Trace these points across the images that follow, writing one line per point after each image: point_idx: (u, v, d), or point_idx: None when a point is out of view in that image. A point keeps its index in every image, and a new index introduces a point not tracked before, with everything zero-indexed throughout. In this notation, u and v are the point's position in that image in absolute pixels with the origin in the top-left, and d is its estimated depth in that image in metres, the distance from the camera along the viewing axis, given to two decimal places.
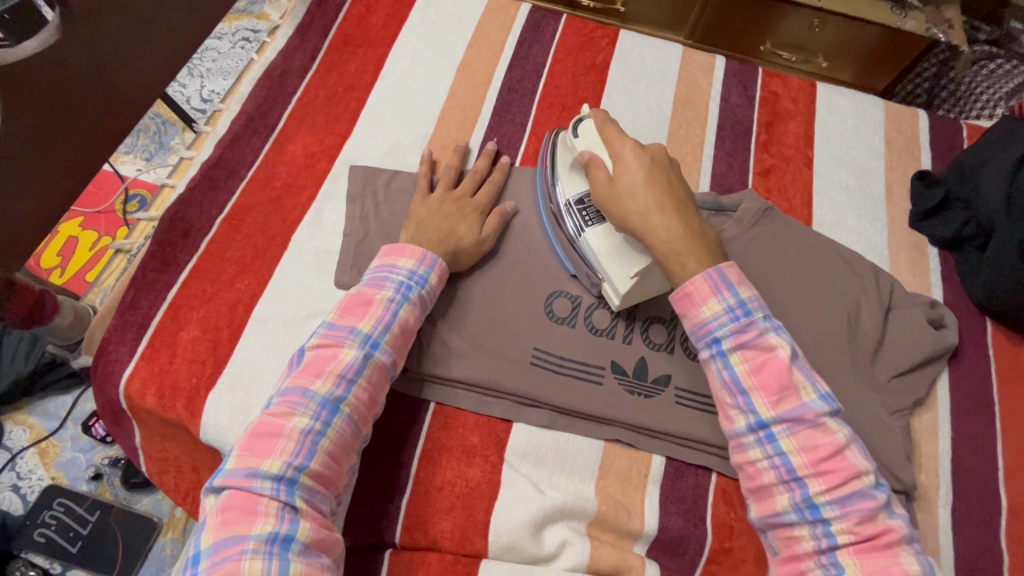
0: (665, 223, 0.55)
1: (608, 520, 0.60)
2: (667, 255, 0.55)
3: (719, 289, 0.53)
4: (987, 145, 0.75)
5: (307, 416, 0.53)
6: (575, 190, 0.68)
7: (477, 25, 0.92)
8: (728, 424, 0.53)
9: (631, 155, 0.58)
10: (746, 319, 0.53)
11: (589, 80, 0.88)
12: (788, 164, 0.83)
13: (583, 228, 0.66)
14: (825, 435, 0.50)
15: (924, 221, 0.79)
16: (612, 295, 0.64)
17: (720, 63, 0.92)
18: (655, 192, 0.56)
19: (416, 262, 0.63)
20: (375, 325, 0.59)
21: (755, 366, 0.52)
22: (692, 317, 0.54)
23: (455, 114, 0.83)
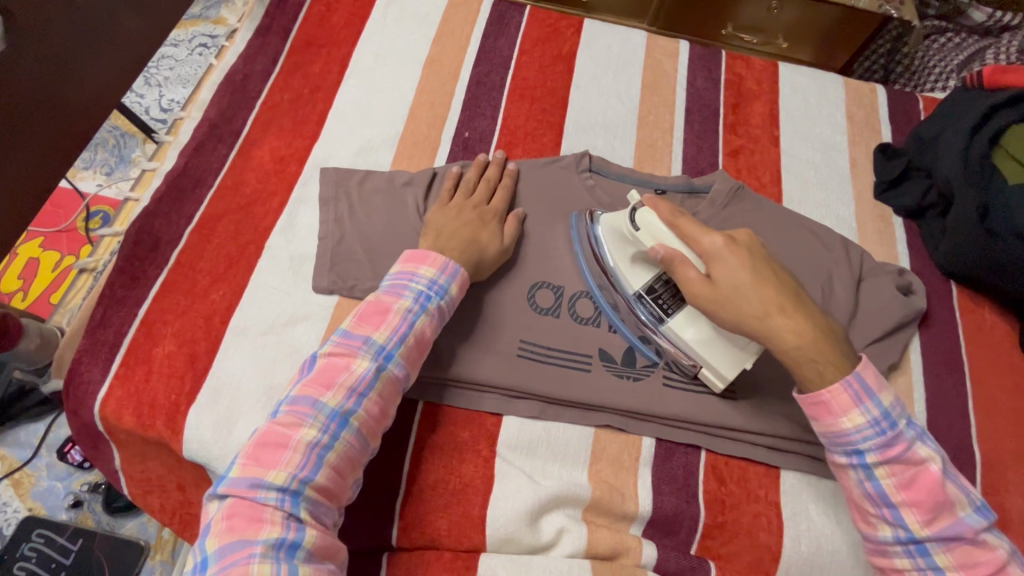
0: (788, 328, 0.55)
1: (603, 504, 0.60)
2: (798, 359, 0.55)
3: (862, 400, 0.53)
4: (941, 117, 0.79)
5: (315, 428, 0.53)
6: (641, 281, 0.64)
7: (442, 21, 0.91)
8: (871, 530, 0.55)
9: (725, 255, 0.57)
10: (893, 432, 0.53)
11: (556, 70, 0.88)
12: (756, 144, 0.85)
13: (663, 318, 0.63)
14: (985, 551, 0.51)
15: (888, 192, 0.81)
16: (716, 380, 0.62)
17: (685, 47, 0.93)
18: (761, 295, 0.56)
19: (438, 270, 0.62)
20: (389, 336, 0.58)
21: (904, 482, 0.52)
22: (832, 429, 0.54)
23: (424, 110, 0.83)
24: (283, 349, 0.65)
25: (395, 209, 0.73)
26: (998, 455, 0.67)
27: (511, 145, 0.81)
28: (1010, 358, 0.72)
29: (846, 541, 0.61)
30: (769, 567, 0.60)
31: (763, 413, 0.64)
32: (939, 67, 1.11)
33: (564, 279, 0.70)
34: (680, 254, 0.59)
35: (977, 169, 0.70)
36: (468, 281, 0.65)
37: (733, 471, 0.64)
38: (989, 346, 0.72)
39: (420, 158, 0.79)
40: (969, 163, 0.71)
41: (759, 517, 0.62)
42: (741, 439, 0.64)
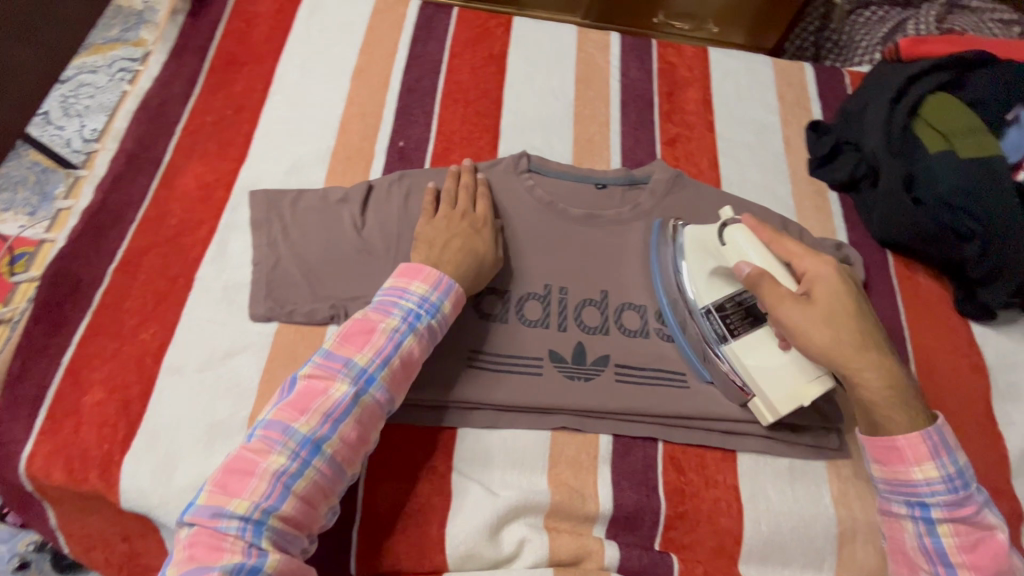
0: (875, 364, 0.56)
1: (563, 508, 0.60)
2: (879, 398, 0.56)
3: (939, 454, 0.54)
4: (866, 90, 0.81)
5: (284, 455, 0.51)
6: (713, 297, 0.66)
7: (367, 29, 0.89)
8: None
9: (828, 279, 0.59)
10: (964, 492, 0.54)
11: (488, 71, 0.87)
12: (692, 131, 0.86)
13: (728, 337, 0.64)
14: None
15: (821, 167, 0.83)
16: (766, 411, 0.62)
17: (616, 39, 0.93)
18: (854, 324, 0.57)
19: (428, 287, 0.60)
20: (372, 359, 0.56)
21: (967, 543, 0.54)
22: (901, 475, 0.55)
23: (356, 123, 0.81)
24: (222, 383, 0.62)
25: (331, 226, 0.71)
26: (942, 416, 0.69)
27: (448, 151, 0.80)
28: (948, 321, 0.74)
29: (804, 516, 0.62)
30: (732, 550, 0.61)
31: (714, 399, 0.65)
32: (865, 40, 1.12)
33: (510, 283, 0.69)
34: (770, 273, 0.59)
35: (898, 142, 0.74)
36: (465, 296, 0.63)
37: (691, 459, 0.64)
38: (927, 310, 0.75)
39: (354, 172, 0.77)
40: (891, 136, 0.74)
41: (719, 502, 0.62)
42: (696, 427, 0.65)
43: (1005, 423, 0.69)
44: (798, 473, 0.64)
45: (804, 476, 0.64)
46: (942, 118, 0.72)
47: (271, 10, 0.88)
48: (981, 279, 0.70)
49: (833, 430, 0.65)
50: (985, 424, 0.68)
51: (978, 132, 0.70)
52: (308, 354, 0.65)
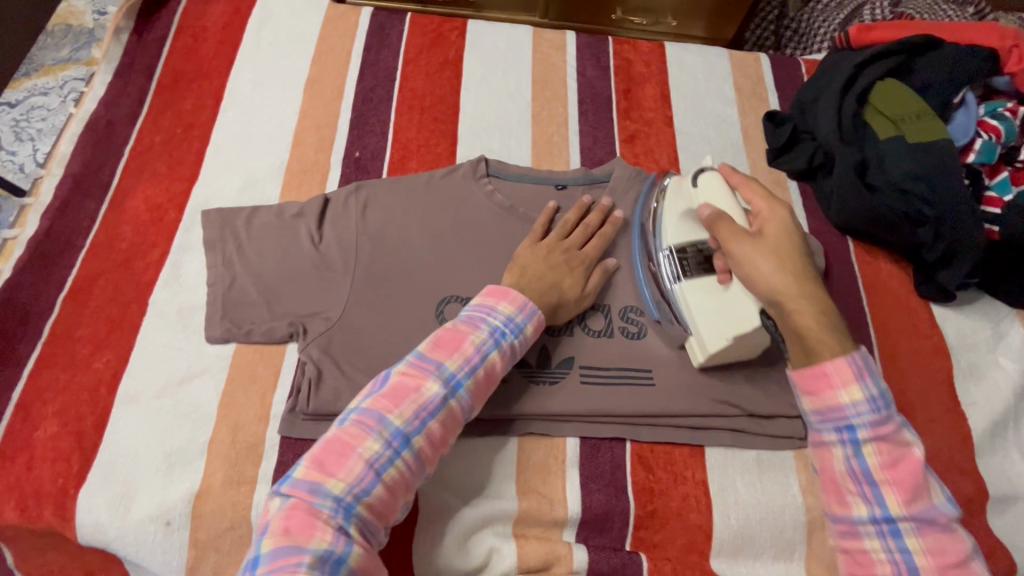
0: (811, 296, 0.54)
1: (530, 515, 0.60)
2: (813, 328, 0.53)
3: (862, 376, 0.52)
4: (817, 80, 0.81)
5: (379, 444, 0.51)
6: (677, 239, 0.67)
7: (319, 39, 0.87)
8: (844, 510, 0.52)
9: (779, 219, 0.58)
10: (886, 411, 0.51)
11: (444, 76, 0.87)
12: (650, 127, 0.86)
13: (679, 278, 0.65)
14: (954, 540, 0.50)
15: (778, 158, 0.82)
16: (698, 350, 0.64)
17: (571, 38, 0.92)
18: (797, 260, 0.56)
19: (515, 308, 0.61)
20: (461, 365, 0.56)
21: (889, 462, 0.51)
22: (828, 401, 0.52)
23: (310, 135, 0.80)
24: (179, 409, 0.61)
25: (287, 242, 0.70)
26: (905, 399, 0.69)
27: (405, 159, 0.79)
28: (909, 304, 0.75)
29: (773, 507, 0.62)
30: (702, 546, 0.61)
31: (681, 395, 0.65)
32: (823, 27, 1.13)
33: (472, 290, 0.69)
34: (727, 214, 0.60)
35: (850, 129, 0.74)
36: (544, 322, 0.63)
37: (659, 458, 0.64)
38: (887, 294, 0.75)
39: (310, 185, 0.76)
40: (843, 124, 0.75)
41: (688, 499, 0.62)
42: (663, 424, 0.65)
43: (968, 403, 0.69)
44: (766, 465, 0.64)
45: (772, 468, 0.64)
46: (892, 103, 0.73)
47: (219, 24, 0.87)
48: (937, 261, 0.71)
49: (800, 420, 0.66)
50: (948, 405, 0.69)
51: (927, 116, 0.71)
52: (268, 374, 0.64)
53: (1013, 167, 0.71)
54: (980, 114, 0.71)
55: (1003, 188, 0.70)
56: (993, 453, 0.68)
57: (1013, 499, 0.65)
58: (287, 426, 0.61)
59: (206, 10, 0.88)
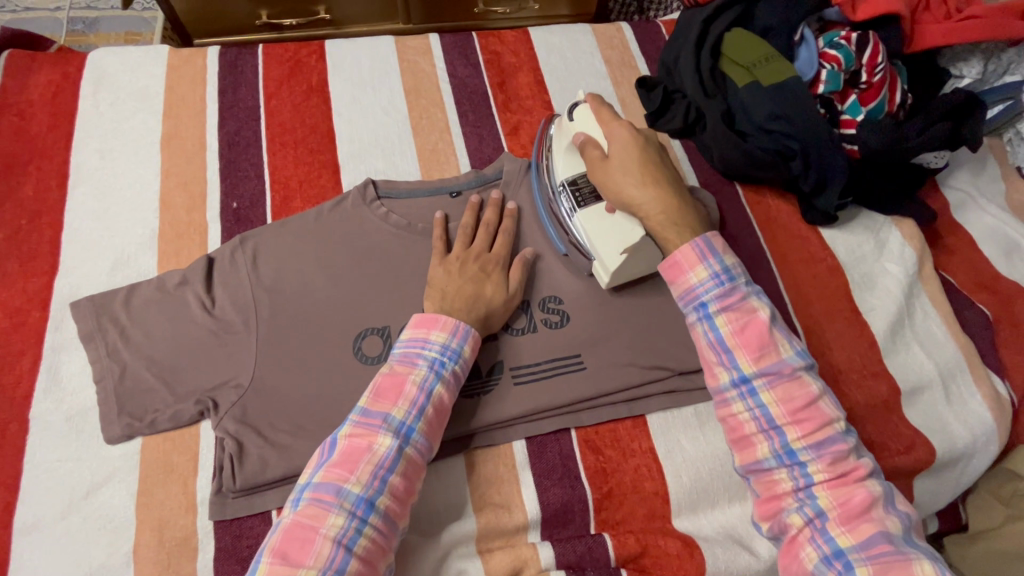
0: (654, 199, 0.61)
1: (492, 528, 0.60)
2: (656, 226, 0.61)
3: (705, 257, 0.58)
4: (674, 41, 0.84)
5: (342, 517, 0.49)
6: (567, 172, 0.70)
7: (165, 90, 0.81)
8: (712, 381, 0.57)
9: (620, 133, 0.64)
10: (730, 284, 0.57)
11: (311, 104, 0.83)
12: (531, 115, 0.86)
13: (577, 209, 0.68)
14: (802, 387, 0.54)
15: (657, 121, 0.84)
16: (602, 273, 0.67)
17: (435, 41, 0.91)
18: (639, 169, 0.62)
19: (449, 334, 0.60)
20: (408, 410, 0.55)
21: (739, 328, 0.56)
22: (681, 284, 0.58)
23: (178, 195, 0.74)
24: (88, 524, 0.56)
25: (177, 314, 0.65)
26: (814, 322, 0.74)
27: (288, 199, 0.75)
28: (800, 233, 0.79)
29: (718, 456, 0.64)
30: (663, 511, 0.62)
31: (611, 371, 0.66)
32: None
33: (386, 318, 0.67)
34: (591, 138, 0.66)
35: (711, 84, 0.78)
36: (480, 337, 0.63)
37: (605, 437, 0.65)
38: (781, 228, 0.79)
39: (189, 248, 0.71)
40: (704, 81, 0.79)
41: (641, 469, 0.64)
42: (602, 404, 0.66)
43: (867, 310, 0.75)
44: (704, 416, 0.67)
45: (711, 418, 0.67)
46: (742, 52, 0.77)
47: (47, 95, 0.79)
48: (814, 190, 0.76)
49: None
50: (851, 316, 0.74)
51: (774, 59, 0.75)
52: (185, 460, 0.60)
53: (858, 90, 0.76)
54: (821, 47, 0.75)
55: (854, 111, 0.76)
56: (897, 350, 0.73)
57: (922, 388, 0.71)
58: (217, 509, 0.57)
59: (27, 82, 0.79)
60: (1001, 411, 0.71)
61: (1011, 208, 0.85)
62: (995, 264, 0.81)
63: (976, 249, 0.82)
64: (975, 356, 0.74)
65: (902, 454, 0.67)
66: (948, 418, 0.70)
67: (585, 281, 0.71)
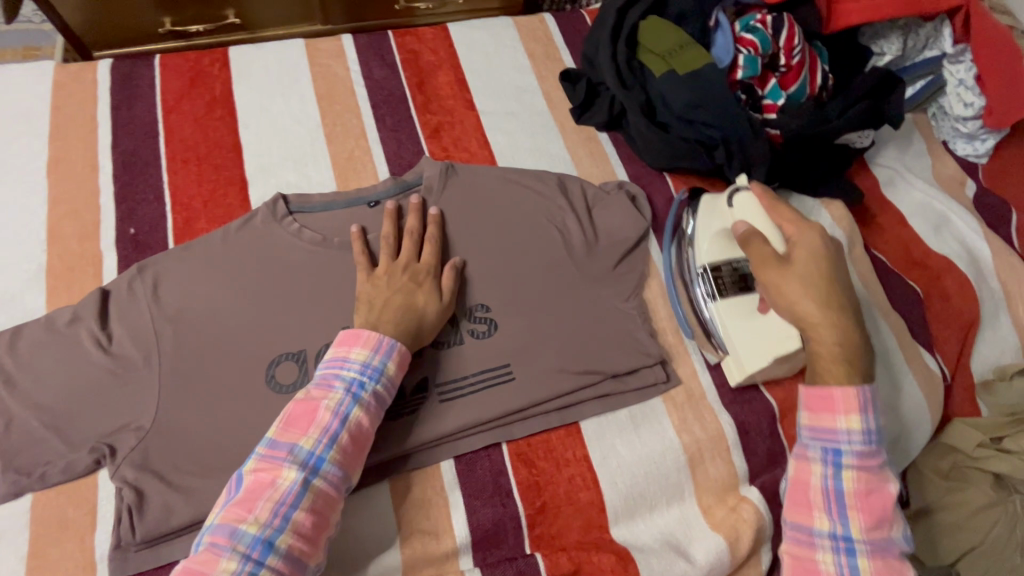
0: (834, 327, 0.57)
1: (419, 557, 0.57)
2: (824, 355, 0.57)
3: (865, 410, 0.55)
4: (593, 31, 0.82)
5: (235, 561, 0.46)
6: (711, 257, 0.69)
7: (51, 110, 0.75)
8: (806, 521, 0.55)
9: (811, 241, 0.60)
10: (875, 447, 0.55)
11: (215, 117, 0.77)
12: (452, 116, 0.82)
13: (714, 296, 0.68)
14: (903, 572, 0.52)
15: (583, 114, 0.83)
16: (736, 370, 0.66)
17: (348, 42, 0.86)
18: (825, 286, 0.58)
19: (371, 352, 0.56)
20: (319, 438, 0.51)
21: (864, 491, 0.54)
22: (826, 423, 0.56)
23: (68, 224, 0.69)
24: None
25: (67, 356, 0.60)
26: None
27: (191, 222, 0.70)
28: None
29: (654, 459, 0.63)
30: (599, 520, 0.61)
31: (541, 380, 0.64)
32: None
33: (301, 341, 0.63)
34: (762, 232, 0.63)
35: (629, 75, 0.76)
36: (409, 352, 0.59)
37: (538, 449, 0.63)
38: None
39: (82, 282, 0.66)
40: (622, 72, 0.77)
41: (574, 479, 0.62)
42: (534, 415, 0.63)
43: None
44: (639, 418, 0.65)
45: (646, 419, 0.65)
46: (657, 40, 0.75)
47: None
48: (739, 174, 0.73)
49: (658, 364, 0.67)
50: None
51: (688, 46, 0.74)
52: (81, 515, 0.55)
53: (778, 74, 0.75)
54: (736, 31, 0.74)
55: (775, 95, 0.75)
56: None
57: None
58: (117, 564, 0.53)
59: None
60: (932, 389, 0.72)
61: (937, 182, 0.86)
62: (924, 240, 0.81)
63: (907, 225, 0.82)
64: (908, 336, 0.74)
65: None
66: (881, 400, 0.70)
67: (512, 288, 0.68)
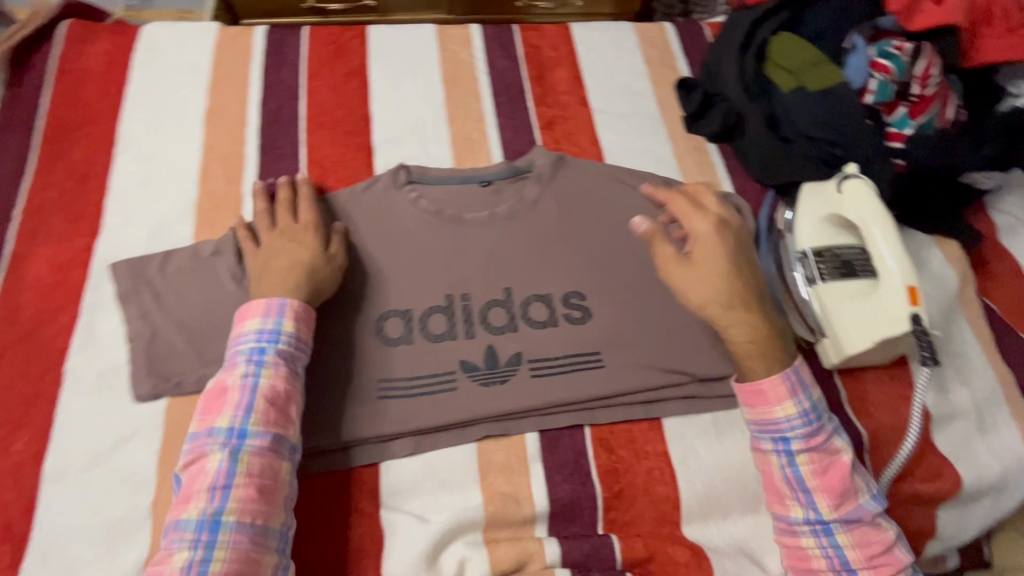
0: (747, 325, 0.58)
1: (499, 518, 0.60)
2: (743, 352, 0.58)
3: (796, 391, 0.57)
4: (718, 43, 0.83)
5: (186, 548, 0.49)
6: (815, 242, 0.70)
7: (212, 66, 0.84)
8: (782, 510, 0.58)
9: (710, 240, 0.60)
10: (817, 423, 0.57)
11: (351, 87, 0.84)
12: (567, 111, 0.85)
13: (817, 280, 0.69)
14: (879, 532, 0.56)
15: (695, 123, 0.83)
16: (832, 353, 0.67)
17: (476, 31, 0.91)
18: (729, 288, 0.59)
19: (261, 318, 0.59)
20: (231, 415, 0.54)
21: (819, 468, 0.56)
22: (766, 416, 0.57)
23: (217, 167, 0.76)
24: (111, 478, 0.58)
25: (206, 284, 0.66)
26: None
27: (321, 179, 0.76)
28: None
29: (734, 467, 0.63)
30: (673, 516, 0.62)
31: (631, 372, 0.66)
32: None
33: (410, 302, 0.67)
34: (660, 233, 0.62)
35: (755, 87, 0.78)
36: (308, 308, 0.61)
37: (619, 437, 0.64)
38: None
39: (224, 220, 0.73)
40: (747, 84, 0.79)
41: (653, 472, 0.63)
42: (619, 404, 0.65)
43: None
44: (722, 425, 0.65)
45: (729, 427, 0.65)
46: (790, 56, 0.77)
47: (102, 65, 0.82)
48: None
49: None
50: None
51: (823, 65, 0.74)
52: None
53: (908, 103, 0.74)
54: (872, 55, 0.73)
55: (902, 124, 0.74)
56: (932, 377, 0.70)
57: (954, 416, 0.68)
58: None
59: (84, 51, 0.82)
60: None
61: None
62: None
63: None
64: (1012, 389, 0.71)
65: (926, 481, 0.65)
66: (978, 450, 0.67)
67: (609, 281, 0.70)
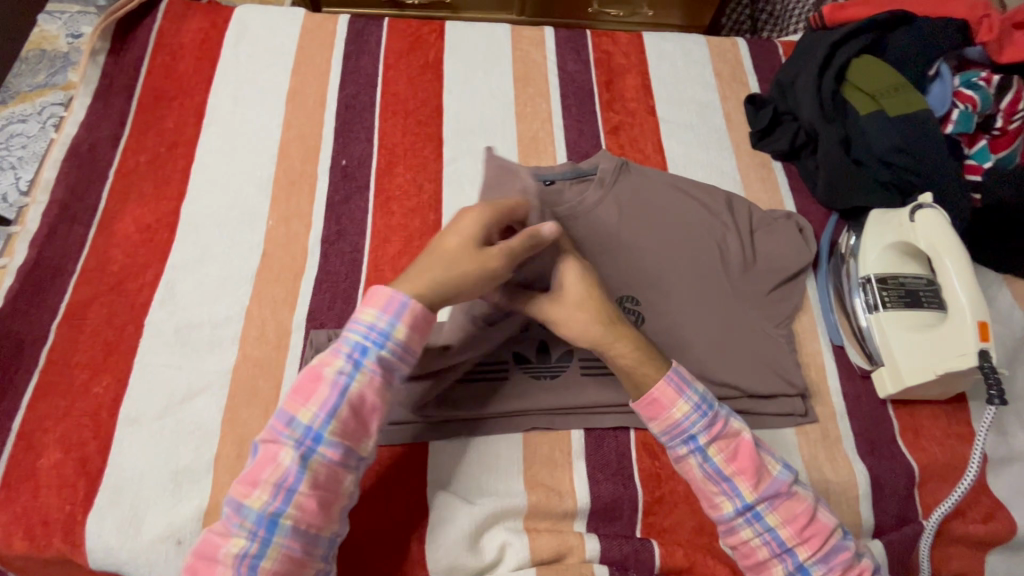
0: (624, 338, 0.55)
1: (541, 508, 0.61)
2: (630, 363, 0.55)
3: (683, 388, 0.54)
4: (793, 63, 0.83)
5: (243, 538, 0.47)
6: (879, 269, 0.69)
7: (297, 50, 0.88)
8: (715, 511, 0.54)
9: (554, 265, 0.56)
10: (712, 411, 0.54)
11: (425, 79, 0.87)
12: (633, 118, 0.86)
13: (878, 307, 0.68)
14: (800, 501, 0.53)
15: (762, 140, 0.84)
16: (889, 381, 0.66)
17: (549, 33, 0.93)
18: (598, 303, 0.55)
19: (378, 311, 0.51)
20: (318, 413, 0.49)
21: (730, 455, 0.54)
22: (665, 422, 0.54)
23: (295, 146, 0.80)
24: (180, 428, 0.61)
25: None
26: None
27: (391, 165, 0.79)
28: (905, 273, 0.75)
29: None
30: (710, 527, 0.62)
31: None
32: (796, 8, 1.13)
33: None
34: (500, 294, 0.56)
35: (830, 107, 0.77)
36: (426, 314, 0.53)
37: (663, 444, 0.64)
38: None
39: (298, 197, 0.76)
40: (823, 103, 0.77)
41: None
42: None
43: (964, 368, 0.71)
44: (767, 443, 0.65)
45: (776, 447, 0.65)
46: (870, 79, 0.75)
47: (196, 41, 0.87)
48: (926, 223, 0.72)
49: (798, 396, 0.67)
50: None
51: (905, 90, 0.73)
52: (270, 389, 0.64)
53: (990, 135, 0.74)
54: (957, 85, 0.74)
55: (982, 156, 0.73)
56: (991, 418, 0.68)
57: (1012, 461, 0.66)
58: None
59: (182, 27, 0.87)
60: None
61: None
62: None
63: None
64: None
65: (978, 523, 0.64)
66: None
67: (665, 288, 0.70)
